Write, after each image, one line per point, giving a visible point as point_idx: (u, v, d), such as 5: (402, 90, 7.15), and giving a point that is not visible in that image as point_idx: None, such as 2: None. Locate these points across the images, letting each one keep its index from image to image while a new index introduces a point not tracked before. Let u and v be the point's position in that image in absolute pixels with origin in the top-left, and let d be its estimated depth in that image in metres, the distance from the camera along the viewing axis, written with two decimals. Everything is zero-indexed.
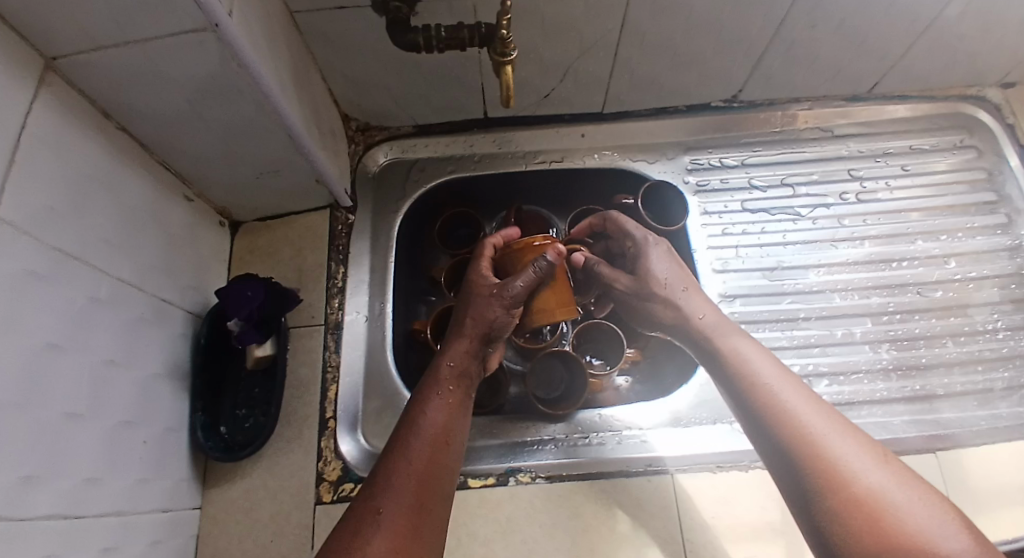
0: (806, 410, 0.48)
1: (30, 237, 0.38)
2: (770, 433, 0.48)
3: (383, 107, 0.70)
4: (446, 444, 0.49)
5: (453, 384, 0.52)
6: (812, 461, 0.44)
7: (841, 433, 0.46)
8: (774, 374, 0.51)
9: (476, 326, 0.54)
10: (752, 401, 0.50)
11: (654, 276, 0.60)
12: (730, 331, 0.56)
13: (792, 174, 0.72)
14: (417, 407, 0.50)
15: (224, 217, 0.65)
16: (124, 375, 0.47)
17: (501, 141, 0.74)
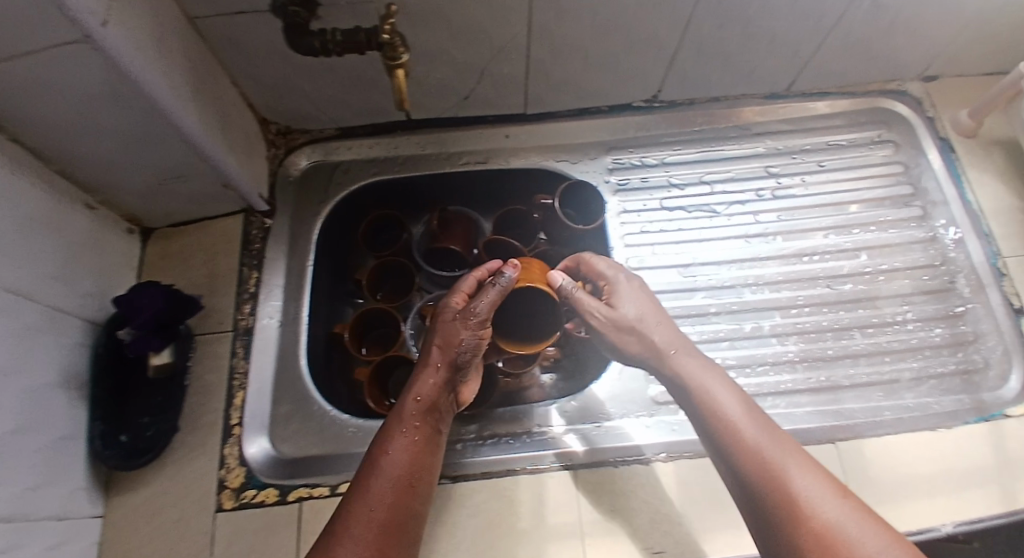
0: (767, 440, 0.49)
1: None
2: (730, 460, 0.49)
3: (300, 111, 0.70)
4: (412, 482, 0.49)
5: (420, 418, 0.52)
6: (770, 494, 0.46)
7: (799, 465, 0.47)
8: (738, 408, 0.51)
9: (441, 357, 0.54)
10: (713, 428, 0.50)
11: (630, 311, 0.57)
12: (692, 353, 0.55)
13: (710, 172, 0.73)
14: (383, 443, 0.51)
15: (134, 225, 0.65)
16: (14, 385, 0.46)
17: (425, 143, 0.74)
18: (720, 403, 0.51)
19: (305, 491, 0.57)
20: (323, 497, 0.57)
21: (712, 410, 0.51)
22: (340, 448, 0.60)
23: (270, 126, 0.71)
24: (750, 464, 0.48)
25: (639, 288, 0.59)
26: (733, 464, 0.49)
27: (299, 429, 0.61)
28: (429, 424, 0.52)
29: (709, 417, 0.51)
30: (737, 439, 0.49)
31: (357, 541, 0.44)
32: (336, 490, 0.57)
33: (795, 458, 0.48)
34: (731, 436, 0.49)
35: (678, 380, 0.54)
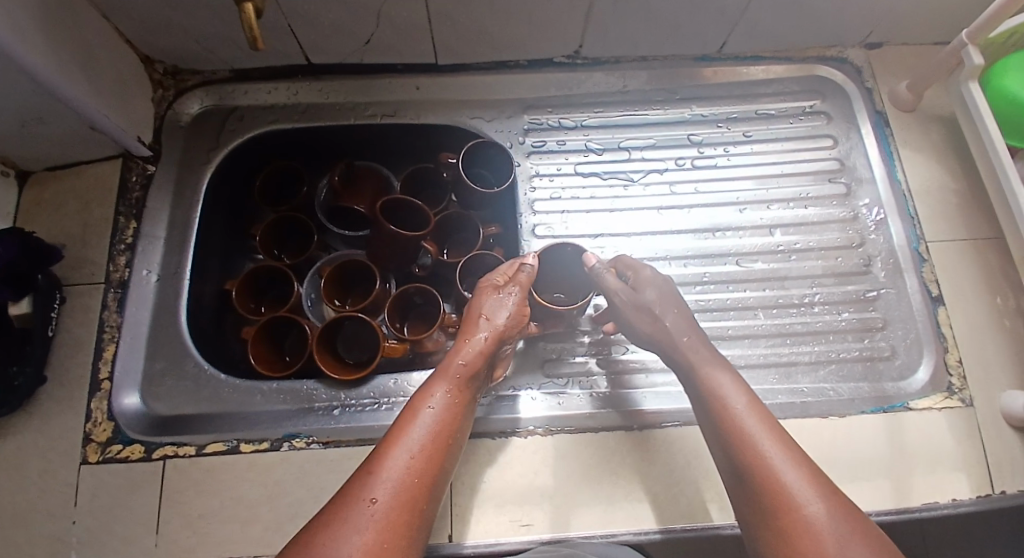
0: (764, 431, 0.43)
1: None
2: (727, 448, 0.43)
3: (187, 50, 0.64)
4: (449, 444, 0.44)
5: (464, 381, 0.48)
6: (762, 484, 0.40)
7: (797, 459, 0.41)
8: (742, 399, 0.45)
9: (487, 324, 0.51)
10: (713, 416, 0.45)
11: (658, 298, 0.52)
12: (700, 338, 0.50)
13: (629, 138, 0.69)
14: (421, 401, 0.46)
15: (7, 165, 0.61)
16: None
17: (328, 91, 0.69)
18: (722, 391, 0.46)
19: (171, 449, 0.54)
20: (188, 456, 0.53)
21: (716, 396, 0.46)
22: (216, 407, 0.57)
23: (157, 66, 0.66)
24: (746, 452, 0.42)
25: (664, 281, 0.54)
26: (729, 453, 0.43)
27: (175, 385, 0.58)
28: (470, 388, 0.48)
29: (712, 403, 0.46)
30: (739, 426, 0.43)
31: (389, 490, 0.39)
32: (203, 450, 0.54)
33: (789, 451, 0.42)
34: (734, 423, 0.44)
35: (684, 364, 0.49)
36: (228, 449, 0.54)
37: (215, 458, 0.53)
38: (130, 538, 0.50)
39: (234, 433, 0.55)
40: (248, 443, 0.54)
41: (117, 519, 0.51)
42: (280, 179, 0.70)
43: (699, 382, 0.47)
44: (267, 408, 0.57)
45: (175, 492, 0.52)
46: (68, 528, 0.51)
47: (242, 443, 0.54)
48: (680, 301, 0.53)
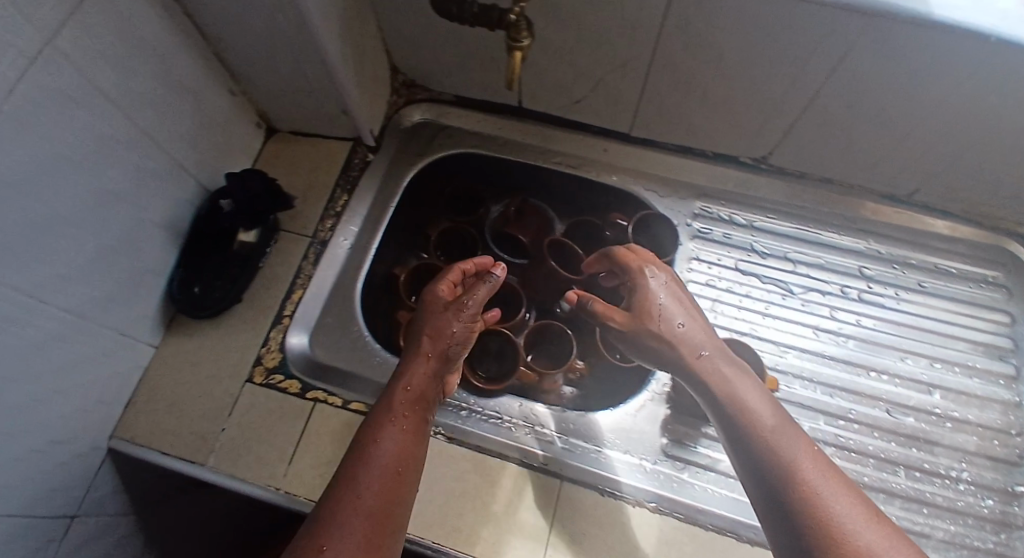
0: (797, 453, 0.44)
1: (71, 62, 0.45)
2: (747, 460, 0.46)
3: (429, 69, 0.74)
4: (410, 459, 0.50)
5: (411, 405, 0.53)
6: (804, 509, 0.41)
7: (836, 483, 0.42)
8: (772, 420, 0.47)
9: (436, 350, 0.57)
10: (746, 435, 0.47)
11: (664, 307, 0.57)
12: (704, 336, 0.55)
13: (798, 251, 0.70)
14: (375, 431, 0.50)
15: (263, 120, 0.71)
16: (127, 209, 0.54)
17: (531, 133, 0.76)
18: (739, 398, 0.49)
19: (322, 394, 0.61)
20: (334, 406, 0.60)
21: (732, 408, 0.49)
22: (366, 372, 0.64)
23: (397, 77, 0.76)
24: (766, 459, 0.45)
25: (661, 285, 0.59)
26: (750, 461, 0.46)
27: (340, 343, 0.66)
28: (422, 409, 0.54)
29: (729, 415, 0.49)
30: (757, 436, 0.46)
31: (348, 530, 0.42)
32: (347, 405, 0.60)
33: (823, 470, 0.43)
34: (753, 434, 0.47)
35: (697, 375, 0.52)
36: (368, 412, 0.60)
37: (355, 415, 0.59)
38: (264, 458, 0.57)
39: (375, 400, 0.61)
40: None
41: (257, 439, 0.58)
42: (466, 196, 0.78)
43: (715, 390, 0.51)
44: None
45: (315, 433, 0.58)
46: (216, 432, 0.59)
47: None
48: (687, 305, 0.57)
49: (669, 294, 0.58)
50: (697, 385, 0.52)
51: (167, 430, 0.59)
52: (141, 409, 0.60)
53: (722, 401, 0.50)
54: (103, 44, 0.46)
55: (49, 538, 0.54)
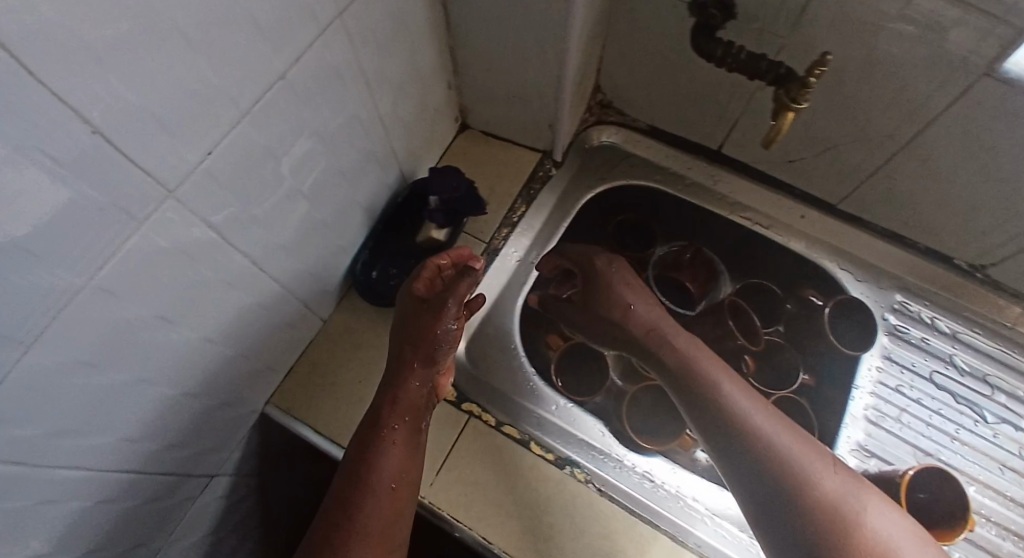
0: (784, 435, 0.49)
1: (347, 38, 0.44)
2: (737, 466, 0.50)
3: (636, 95, 0.69)
4: (413, 460, 0.53)
5: (401, 415, 0.53)
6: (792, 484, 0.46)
7: (814, 455, 0.48)
8: (752, 404, 0.51)
9: (420, 356, 0.54)
10: (737, 427, 0.50)
11: (622, 293, 0.58)
12: (669, 324, 0.58)
13: (999, 375, 0.63)
14: (370, 446, 0.51)
15: (461, 115, 0.69)
16: (343, 187, 0.53)
17: (718, 180, 0.70)
18: (725, 393, 0.52)
19: (477, 409, 0.59)
20: (487, 425, 0.58)
21: (717, 408, 0.51)
22: (518, 394, 0.61)
23: (596, 97, 0.72)
24: (761, 463, 0.48)
25: (625, 284, 0.59)
26: (743, 469, 0.49)
27: (497, 356, 0.64)
28: (413, 418, 0.53)
29: (715, 418, 0.51)
30: (749, 442, 0.49)
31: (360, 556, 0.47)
32: (499, 427, 0.58)
33: (803, 445, 0.49)
34: (743, 441, 0.49)
35: (683, 379, 0.54)
36: (520, 440, 0.57)
37: (508, 440, 0.57)
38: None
39: (527, 427, 0.58)
40: (538, 446, 0.57)
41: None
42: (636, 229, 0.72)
43: (704, 397, 0.52)
44: (557, 421, 0.60)
45: (465, 449, 0.56)
46: None
47: (532, 442, 0.57)
48: (638, 290, 0.59)
49: (618, 280, 0.59)
50: (682, 386, 0.54)
51: (322, 408, 0.59)
52: (301, 380, 0.60)
53: (708, 405, 0.52)
54: (373, 21, 0.46)
55: (199, 487, 0.55)
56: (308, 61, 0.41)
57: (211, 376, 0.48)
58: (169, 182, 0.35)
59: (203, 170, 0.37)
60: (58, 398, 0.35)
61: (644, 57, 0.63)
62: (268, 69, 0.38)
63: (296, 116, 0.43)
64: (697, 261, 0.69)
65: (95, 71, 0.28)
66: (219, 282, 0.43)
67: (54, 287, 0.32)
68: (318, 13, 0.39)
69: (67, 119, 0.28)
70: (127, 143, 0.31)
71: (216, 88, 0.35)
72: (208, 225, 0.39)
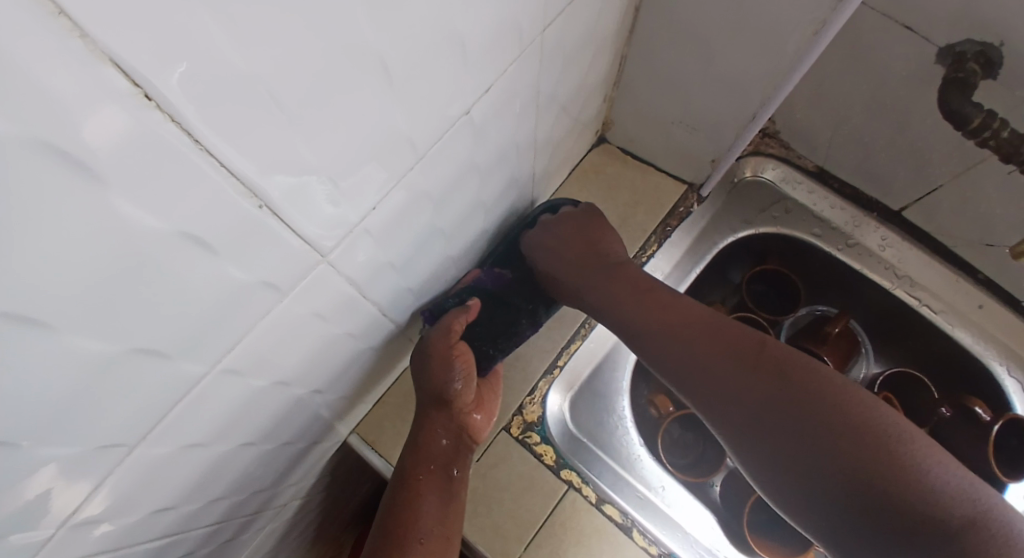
0: (775, 365, 0.39)
1: (539, 57, 0.35)
2: (769, 450, 0.37)
3: (813, 132, 0.57)
4: (459, 504, 0.44)
5: (428, 464, 0.44)
6: (801, 425, 0.36)
7: (813, 375, 0.38)
8: (725, 345, 0.41)
9: (432, 400, 0.46)
10: (721, 382, 0.40)
11: (586, 249, 0.50)
12: (633, 276, 0.48)
13: None
14: (403, 501, 0.43)
15: (602, 127, 0.59)
16: (480, 216, 0.45)
17: (888, 245, 0.59)
18: (703, 336, 0.42)
19: (576, 479, 0.50)
20: (587, 501, 0.49)
21: (720, 374, 0.40)
22: (618, 462, 0.53)
23: (765, 125, 0.59)
24: (793, 430, 0.36)
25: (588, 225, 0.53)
26: (738, 431, 0.39)
27: (600, 415, 0.55)
28: (447, 464, 0.45)
29: (718, 388, 0.40)
30: (754, 403, 0.38)
31: None
32: (601, 506, 0.49)
33: (794, 367, 0.38)
34: (764, 414, 0.38)
35: (690, 355, 0.42)
36: (622, 526, 0.49)
37: (609, 524, 0.49)
38: (501, 529, 0.48)
39: (630, 510, 0.50)
40: (640, 536, 0.49)
41: (499, 504, 0.49)
42: (776, 283, 0.61)
43: (681, 351, 0.42)
44: (658, 504, 0.52)
45: (560, 524, 0.48)
46: None
47: (635, 529, 0.49)
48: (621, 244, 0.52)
49: (580, 237, 0.51)
50: (654, 353, 0.44)
51: None
52: (388, 412, 0.53)
53: (714, 379, 0.40)
54: (569, 36, 0.37)
55: (269, 517, 0.49)
56: (496, 89, 0.33)
57: (309, 422, 0.42)
58: (326, 248, 0.28)
59: (363, 228, 0.29)
60: (160, 480, 0.29)
61: (841, 96, 0.52)
62: (458, 103, 0.30)
63: (464, 151, 0.34)
64: (846, 339, 0.59)
65: (278, 128, 0.20)
66: (342, 335, 0.36)
67: (180, 378, 0.24)
68: (525, 31, 0.31)
69: (236, 194, 0.20)
70: (296, 214, 0.24)
71: (399, 132, 0.27)
72: (349, 282, 0.32)
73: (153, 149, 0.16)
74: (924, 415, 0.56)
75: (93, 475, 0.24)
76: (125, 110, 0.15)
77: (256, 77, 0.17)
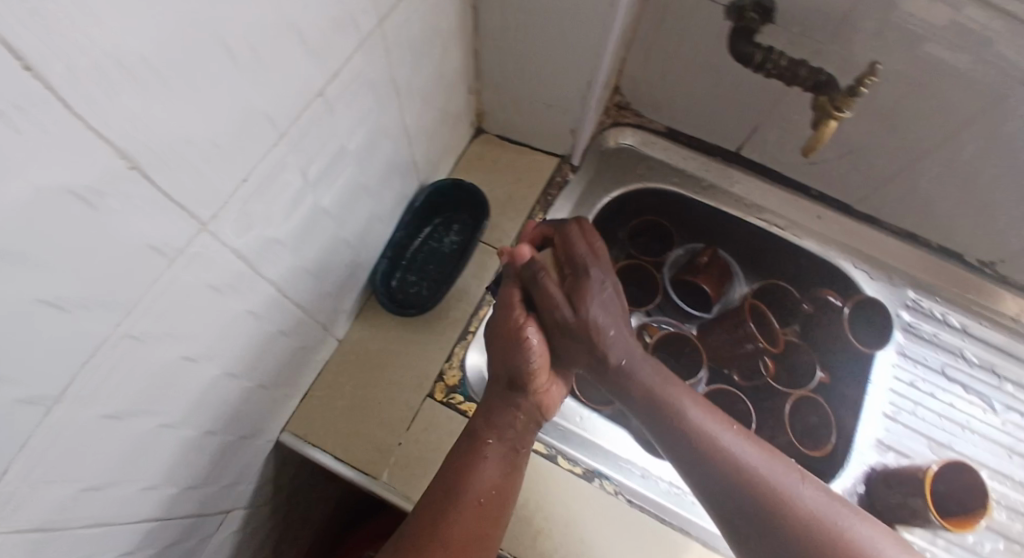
0: (732, 434, 0.44)
1: (383, 48, 0.41)
2: (716, 496, 0.42)
3: (654, 97, 0.67)
4: (513, 480, 0.46)
5: (495, 435, 0.46)
6: (749, 487, 0.41)
7: (758, 449, 0.43)
8: (693, 408, 0.45)
9: (506, 380, 0.48)
10: (684, 435, 0.44)
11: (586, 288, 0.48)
12: (614, 325, 0.48)
13: (1007, 367, 0.66)
14: (463, 462, 0.46)
15: (477, 119, 0.66)
16: (366, 201, 0.50)
17: (735, 181, 0.69)
18: (670, 397, 0.45)
19: None
20: None
21: (680, 428, 0.44)
22: None
23: (615, 97, 0.69)
24: (739, 488, 0.41)
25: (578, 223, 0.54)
26: (691, 475, 0.43)
27: None
28: (510, 440, 0.47)
29: (677, 435, 0.44)
30: (709, 457, 0.43)
31: None
32: None
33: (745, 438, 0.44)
34: (716, 467, 0.42)
35: (723, 485, 0.41)
36: (547, 455, 0.55)
37: (536, 456, 0.55)
38: None
39: (553, 441, 0.55)
40: (565, 461, 0.55)
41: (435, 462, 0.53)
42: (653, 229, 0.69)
43: (648, 403, 0.46)
44: (580, 432, 0.57)
45: None
46: (392, 448, 0.53)
47: (560, 457, 0.55)
48: (611, 275, 0.50)
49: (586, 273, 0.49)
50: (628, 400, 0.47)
51: (341, 434, 0.54)
52: (316, 403, 0.55)
53: (673, 428, 0.44)
54: (410, 29, 0.43)
55: (214, 524, 0.50)
56: (346, 75, 0.38)
57: (233, 410, 0.45)
58: (204, 216, 0.32)
59: (236, 200, 0.34)
60: (82, 453, 0.31)
61: (667, 61, 0.61)
62: (307, 85, 0.35)
63: (329, 132, 0.40)
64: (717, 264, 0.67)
65: (136, 96, 0.24)
66: (244, 313, 0.40)
67: (85, 338, 0.28)
68: (360, 24, 0.37)
69: (106, 154, 0.24)
70: (168, 179, 0.29)
71: (255, 108, 0.32)
72: (238, 256, 0.36)
73: (29, 108, 0.20)
74: (792, 315, 0.66)
75: (17, 433, 0.27)
76: (6, 74, 0.19)
77: (113, 52, 0.22)
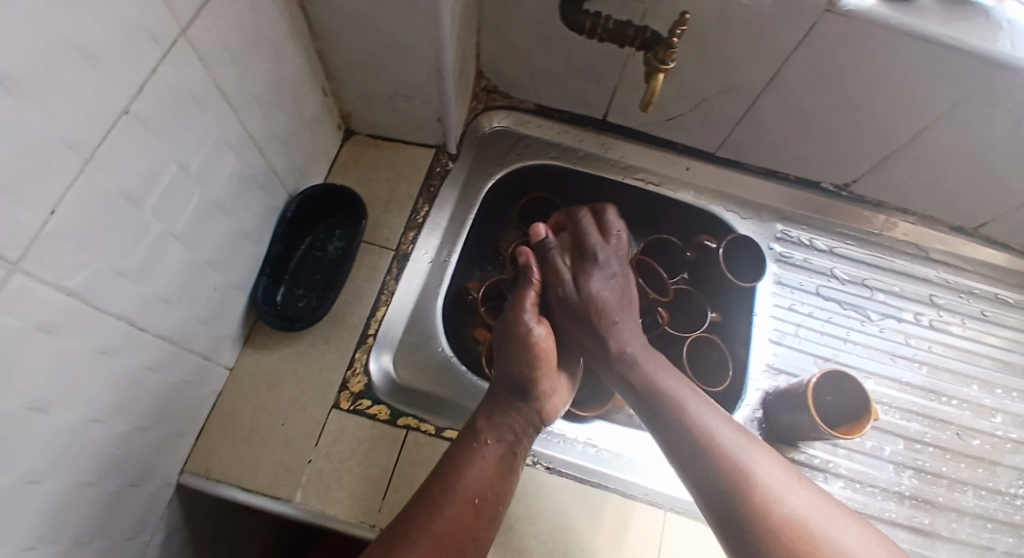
0: (723, 422, 0.48)
1: (198, 59, 0.40)
2: (696, 474, 0.45)
3: (516, 77, 0.69)
4: (506, 482, 0.47)
5: (495, 432, 0.49)
6: (728, 468, 0.44)
7: (749, 441, 0.46)
8: (693, 399, 0.50)
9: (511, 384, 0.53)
10: (675, 417, 0.48)
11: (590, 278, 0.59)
12: (623, 314, 0.58)
13: (874, 277, 0.73)
14: (464, 451, 0.48)
15: (343, 121, 0.66)
16: (223, 219, 0.49)
17: (608, 146, 0.72)
18: (663, 384, 0.51)
19: (414, 421, 0.55)
20: (427, 434, 0.54)
21: (670, 412, 0.49)
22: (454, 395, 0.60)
23: (482, 82, 0.71)
24: (718, 468, 0.44)
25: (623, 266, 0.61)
26: (677, 456, 0.47)
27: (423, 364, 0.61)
28: (510, 442, 0.49)
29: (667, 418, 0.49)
30: (693, 437, 0.47)
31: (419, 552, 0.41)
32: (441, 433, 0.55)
33: (738, 430, 0.47)
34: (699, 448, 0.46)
35: (707, 463, 0.45)
36: None
37: None
38: (355, 492, 0.51)
39: None
40: None
41: (349, 471, 0.52)
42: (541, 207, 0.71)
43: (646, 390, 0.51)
44: None
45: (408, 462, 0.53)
46: (302, 466, 0.52)
47: None
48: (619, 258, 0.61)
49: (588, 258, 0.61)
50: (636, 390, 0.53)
51: (245, 463, 0.52)
52: (215, 437, 0.53)
53: (663, 411, 0.49)
54: (228, 36, 0.43)
55: None
56: (156, 89, 0.37)
57: (109, 460, 0.42)
58: (14, 252, 0.29)
59: (50, 231, 0.31)
60: None
61: (517, 40, 0.63)
62: (109, 105, 0.34)
63: (152, 152, 0.38)
64: None
65: None
66: (93, 353, 0.37)
67: None
68: (159, 35, 0.36)
69: None
70: None
71: (49, 136, 0.30)
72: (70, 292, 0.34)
73: None
74: (679, 264, 0.69)
75: None
76: None
77: None
